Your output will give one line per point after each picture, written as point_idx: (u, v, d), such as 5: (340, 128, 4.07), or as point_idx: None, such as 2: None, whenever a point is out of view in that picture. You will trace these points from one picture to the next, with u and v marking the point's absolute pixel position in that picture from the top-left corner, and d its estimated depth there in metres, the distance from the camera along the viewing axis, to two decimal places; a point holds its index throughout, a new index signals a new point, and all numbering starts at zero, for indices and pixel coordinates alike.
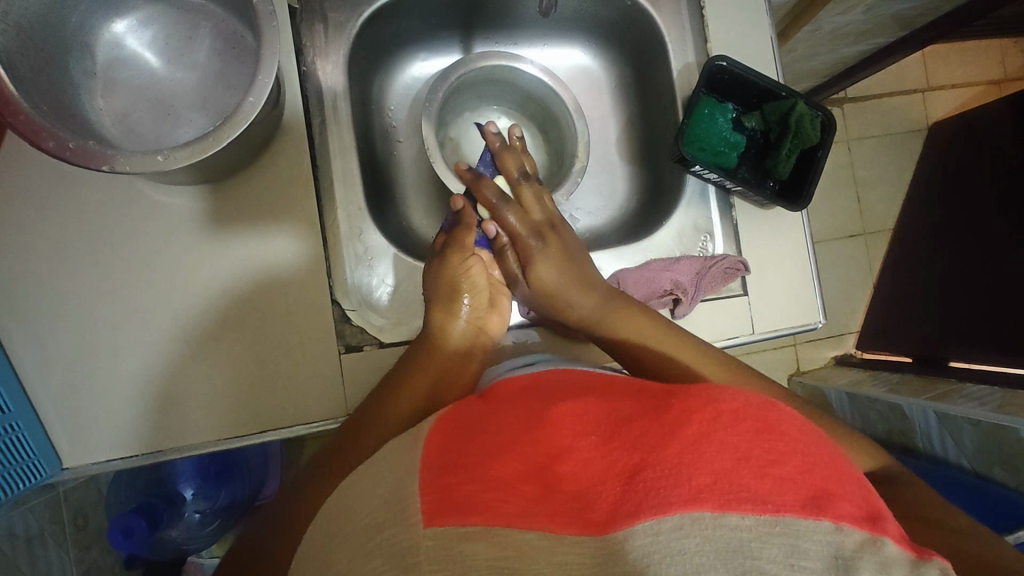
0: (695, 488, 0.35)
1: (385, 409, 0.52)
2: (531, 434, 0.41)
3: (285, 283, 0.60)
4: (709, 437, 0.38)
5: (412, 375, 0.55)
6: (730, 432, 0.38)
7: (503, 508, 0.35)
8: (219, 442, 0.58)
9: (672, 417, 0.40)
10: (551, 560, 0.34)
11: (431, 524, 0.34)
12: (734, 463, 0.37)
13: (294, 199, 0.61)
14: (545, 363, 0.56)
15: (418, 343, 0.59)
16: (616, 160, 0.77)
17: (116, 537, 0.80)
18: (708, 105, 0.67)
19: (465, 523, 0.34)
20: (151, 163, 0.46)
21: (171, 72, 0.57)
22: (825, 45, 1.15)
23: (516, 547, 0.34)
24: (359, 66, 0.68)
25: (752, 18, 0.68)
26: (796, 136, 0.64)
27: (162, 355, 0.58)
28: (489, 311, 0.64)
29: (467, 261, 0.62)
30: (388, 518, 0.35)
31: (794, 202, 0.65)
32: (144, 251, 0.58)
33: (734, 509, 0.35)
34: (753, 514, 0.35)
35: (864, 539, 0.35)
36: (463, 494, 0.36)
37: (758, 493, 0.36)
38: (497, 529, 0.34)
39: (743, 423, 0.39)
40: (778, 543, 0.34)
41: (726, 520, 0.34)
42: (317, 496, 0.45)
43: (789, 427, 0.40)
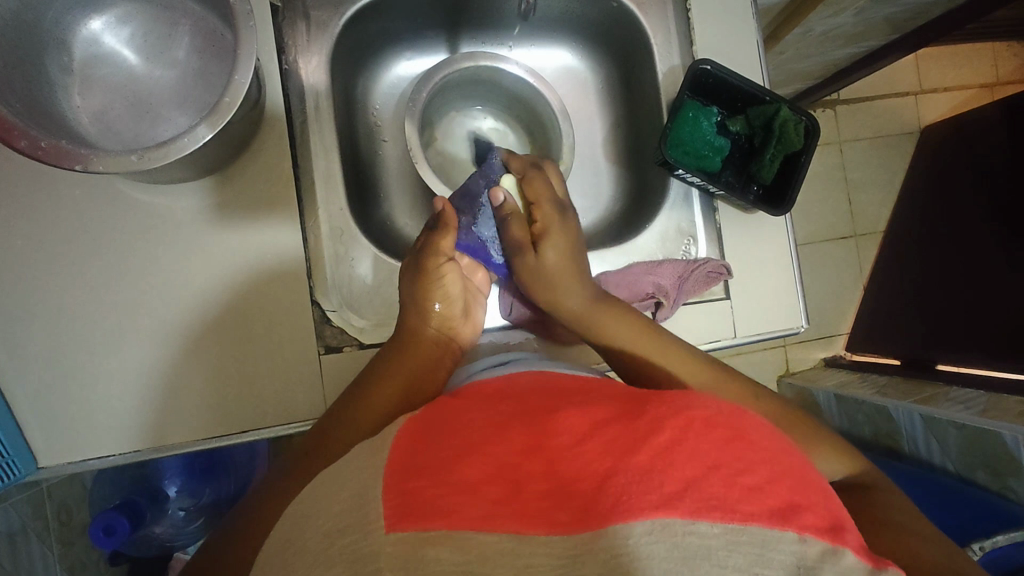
0: (666, 495, 0.35)
1: (355, 410, 0.52)
2: (503, 438, 0.40)
3: (264, 284, 0.59)
4: (681, 444, 0.38)
5: (385, 377, 0.55)
6: (702, 440, 0.39)
7: (470, 511, 0.35)
8: (199, 442, 0.58)
9: (643, 425, 0.40)
10: (516, 564, 0.33)
11: (394, 529, 0.34)
12: (704, 471, 0.37)
13: (274, 199, 0.60)
14: (516, 363, 0.56)
15: (393, 342, 0.59)
16: (601, 161, 0.77)
17: (96, 535, 0.80)
18: (692, 108, 0.66)
19: (428, 528, 0.34)
20: (126, 163, 0.45)
21: (151, 70, 0.56)
22: (816, 46, 1.14)
23: (481, 550, 0.33)
24: (343, 65, 0.68)
25: (737, 21, 0.67)
26: (780, 141, 0.64)
27: (140, 355, 0.58)
28: (461, 320, 0.63)
29: (442, 270, 0.60)
30: (350, 523, 0.35)
31: (776, 207, 0.65)
32: (123, 249, 0.58)
33: (703, 516, 0.35)
34: (723, 522, 0.35)
35: (825, 550, 0.35)
36: (427, 497, 0.35)
37: (727, 501, 0.36)
38: (460, 534, 0.34)
39: (713, 432, 0.39)
40: (744, 551, 0.34)
41: (696, 527, 0.34)
42: (284, 494, 0.45)
43: (756, 437, 0.41)
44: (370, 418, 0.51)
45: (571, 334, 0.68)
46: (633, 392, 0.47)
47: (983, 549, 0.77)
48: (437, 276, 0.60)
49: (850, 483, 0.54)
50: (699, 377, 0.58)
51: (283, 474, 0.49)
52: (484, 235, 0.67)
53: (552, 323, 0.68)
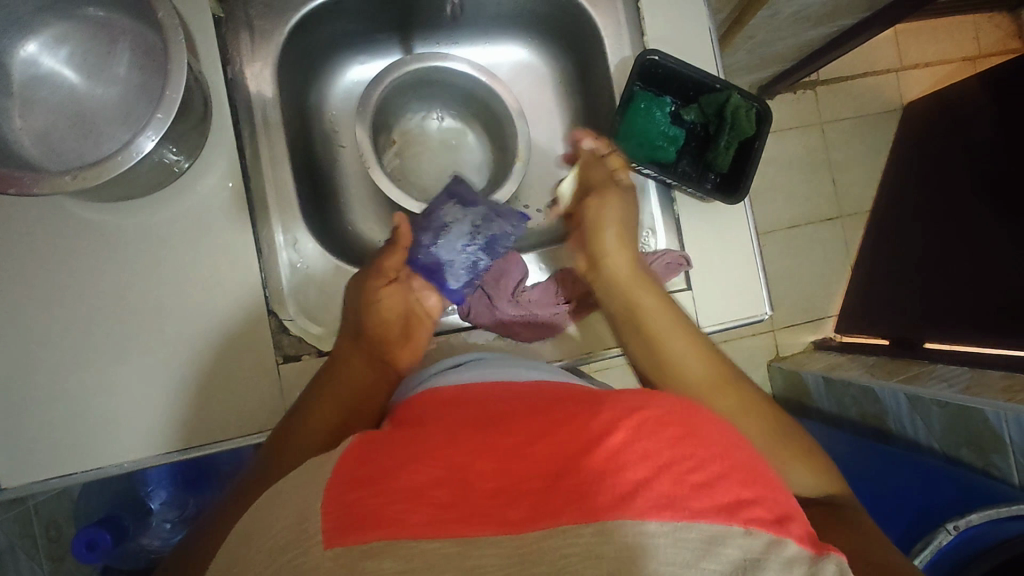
0: (614, 498, 0.35)
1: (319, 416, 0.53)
2: (456, 441, 0.39)
3: (219, 297, 0.60)
4: (632, 444, 0.38)
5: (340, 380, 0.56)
6: (653, 439, 0.38)
7: (416, 518, 0.34)
8: (159, 457, 0.58)
9: (596, 425, 0.39)
10: (462, 565, 0.32)
11: (333, 544, 0.33)
12: (653, 473, 0.37)
13: (225, 211, 0.60)
14: (469, 364, 0.55)
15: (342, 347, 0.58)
16: (562, 156, 0.77)
17: (79, 550, 0.81)
18: (644, 99, 0.65)
19: (373, 539, 0.33)
20: (60, 184, 0.46)
21: (91, 87, 0.56)
22: (785, 28, 1.14)
23: (422, 557, 0.33)
24: (293, 72, 0.68)
25: (687, 9, 0.67)
26: (733, 129, 0.64)
27: (98, 373, 0.58)
28: (400, 343, 0.62)
29: (383, 293, 0.61)
30: (290, 540, 0.34)
31: (731, 196, 0.64)
32: (74, 268, 0.58)
33: (652, 515, 0.35)
34: (671, 521, 0.35)
35: (770, 541, 0.35)
36: (373, 507, 0.34)
37: (675, 499, 0.36)
38: (404, 542, 0.33)
39: (663, 430, 0.39)
40: (688, 546, 0.34)
41: (644, 527, 0.34)
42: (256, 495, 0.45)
43: (709, 431, 0.40)
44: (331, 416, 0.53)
45: (535, 334, 0.64)
46: (591, 394, 0.46)
47: (958, 529, 0.76)
48: (375, 297, 0.60)
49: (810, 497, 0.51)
50: (709, 385, 0.55)
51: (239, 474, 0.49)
52: (443, 256, 0.66)
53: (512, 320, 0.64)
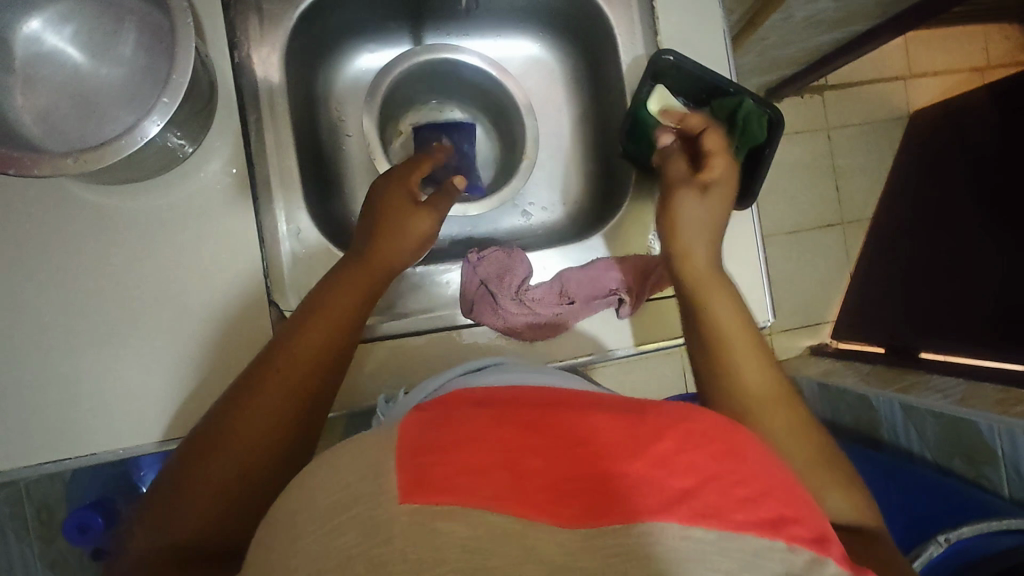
0: (664, 501, 0.32)
1: (254, 419, 0.47)
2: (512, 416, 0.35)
3: (220, 284, 0.59)
4: (683, 451, 0.34)
5: (279, 376, 0.50)
6: (701, 448, 0.35)
7: (479, 487, 0.30)
8: (154, 445, 0.57)
9: (645, 426, 0.35)
10: (518, 545, 0.28)
11: (408, 500, 0.29)
12: (701, 482, 0.33)
13: (228, 197, 0.60)
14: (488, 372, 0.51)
15: (282, 340, 0.52)
16: (570, 153, 0.76)
17: (70, 533, 0.80)
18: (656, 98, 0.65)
19: (448, 503, 0.29)
20: (60, 166, 0.45)
21: (95, 68, 0.55)
22: (797, 32, 1.13)
23: (488, 527, 0.28)
24: (302, 58, 0.66)
25: (703, 10, 0.66)
26: (743, 134, 0.63)
27: (95, 358, 0.57)
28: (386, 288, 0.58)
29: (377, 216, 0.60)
30: (351, 497, 0.29)
31: (740, 201, 0.63)
32: (73, 250, 0.57)
33: (700, 523, 0.31)
34: (716, 531, 0.31)
35: (811, 559, 0.32)
36: (440, 476, 0.30)
37: (722, 509, 0.32)
38: (473, 511, 0.29)
39: (707, 442, 0.35)
40: (734, 556, 0.30)
41: (691, 533, 0.31)
42: (185, 507, 0.43)
43: (750, 447, 0.37)
44: (270, 421, 0.48)
45: (537, 332, 0.63)
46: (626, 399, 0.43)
47: (949, 541, 0.77)
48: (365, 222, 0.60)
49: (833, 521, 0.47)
50: (764, 399, 0.52)
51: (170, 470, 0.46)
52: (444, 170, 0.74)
53: (515, 319, 0.62)
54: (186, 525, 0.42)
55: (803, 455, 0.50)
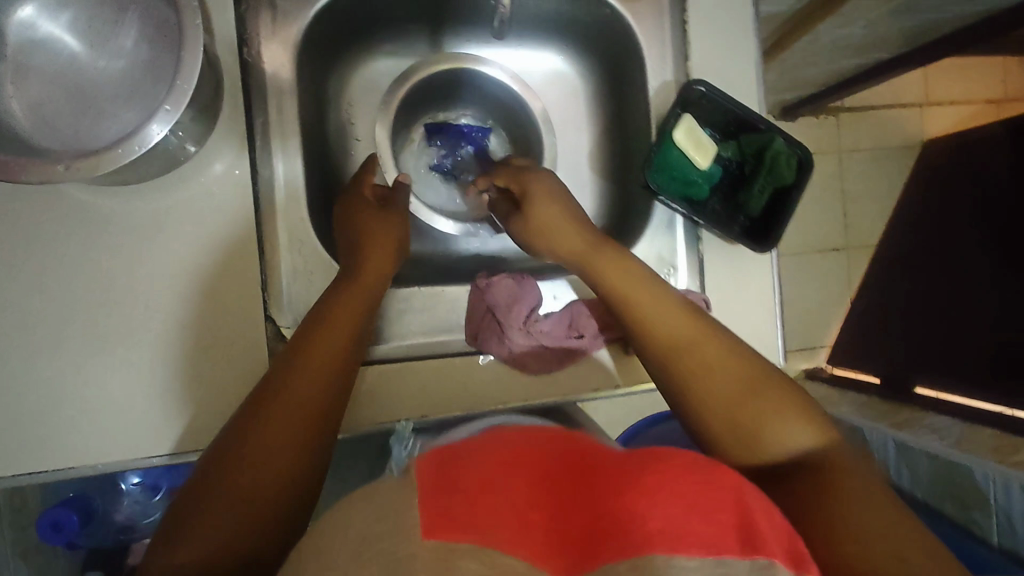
0: (646, 533, 0.27)
1: (263, 444, 0.45)
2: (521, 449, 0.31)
3: (214, 296, 0.56)
4: (657, 479, 0.29)
5: (286, 403, 0.47)
6: (674, 474, 0.30)
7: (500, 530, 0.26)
8: (135, 461, 0.55)
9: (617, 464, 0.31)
10: None
11: (431, 537, 0.25)
12: (679, 508, 0.28)
13: (228, 204, 0.56)
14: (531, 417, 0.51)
15: (282, 366, 0.49)
16: (586, 174, 0.73)
17: (43, 531, 0.78)
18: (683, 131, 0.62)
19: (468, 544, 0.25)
20: (50, 173, 0.42)
21: (93, 59, 0.51)
22: (822, 56, 1.10)
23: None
24: (314, 57, 0.63)
25: (737, 39, 0.63)
26: (770, 173, 0.61)
27: (78, 368, 0.54)
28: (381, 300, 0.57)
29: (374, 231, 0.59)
30: (377, 535, 0.26)
31: (760, 242, 0.61)
32: (60, 251, 0.54)
33: (681, 550, 0.27)
34: (695, 557, 0.27)
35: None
36: (452, 508, 0.27)
37: (696, 531, 0.28)
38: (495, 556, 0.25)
39: (674, 464, 0.31)
40: None
41: (676, 564, 0.26)
42: (208, 519, 0.41)
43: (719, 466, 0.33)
44: (280, 438, 0.46)
45: (543, 366, 0.61)
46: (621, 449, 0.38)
47: None
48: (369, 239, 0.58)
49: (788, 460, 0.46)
50: (684, 344, 0.52)
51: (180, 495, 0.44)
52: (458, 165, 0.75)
53: (520, 351, 0.60)
54: (200, 548, 0.40)
55: (735, 392, 0.49)
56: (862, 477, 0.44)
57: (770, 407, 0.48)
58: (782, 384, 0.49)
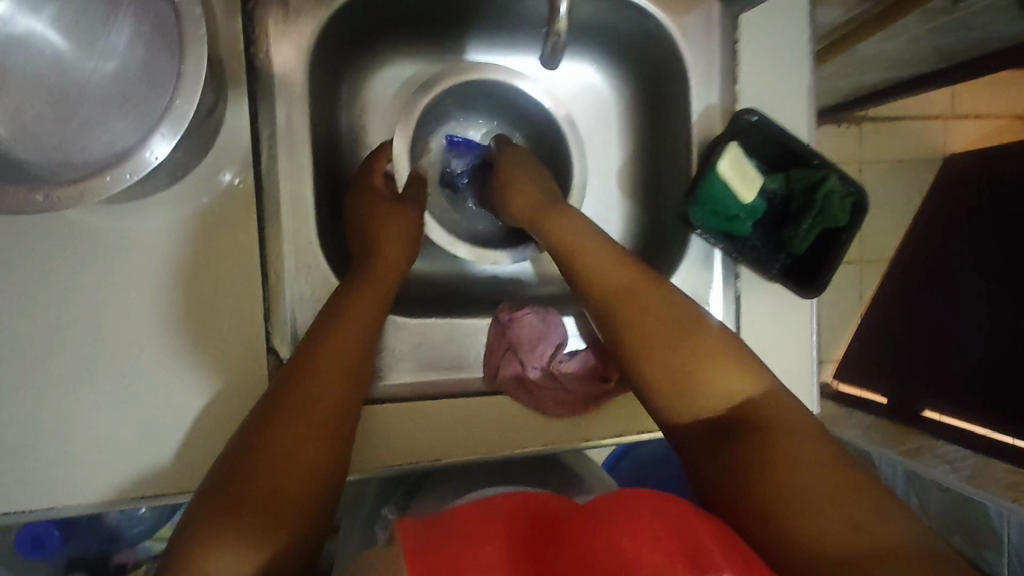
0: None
1: (271, 465, 0.41)
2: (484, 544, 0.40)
3: (211, 326, 0.51)
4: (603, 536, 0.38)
5: (298, 412, 0.43)
6: (621, 528, 0.39)
7: None
8: (121, 503, 0.50)
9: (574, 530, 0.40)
10: None
11: None
12: (622, 549, 0.37)
13: (229, 225, 0.51)
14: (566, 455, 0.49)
15: (291, 372, 0.46)
16: (615, 195, 0.69)
17: (23, 545, 0.74)
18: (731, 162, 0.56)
19: None
20: (28, 204, 0.37)
21: (81, 60, 0.45)
22: (857, 68, 1.04)
23: None
24: (328, 60, 0.57)
25: (789, 65, 0.58)
26: (821, 213, 0.56)
27: (60, 400, 0.49)
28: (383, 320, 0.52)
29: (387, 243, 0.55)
30: None
31: (805, 286, 0.57)
32: (41, 272, 0.49)
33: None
34: None
35: None
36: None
37: (640, 561, 0.36)
38: None
39: (625, 523, 0.39)
40: None
41: None
42: (227, 548, 0.37)
43: (664, 513, 0.41)
44: (303, 458, 0.42)
45: (564, 410, 0.56)
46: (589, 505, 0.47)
47: None
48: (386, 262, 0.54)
49: (723, 412, 0.46)
50: (624, 292, 0.51)
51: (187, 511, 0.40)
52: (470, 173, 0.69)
53: (540, 393, 0.56)
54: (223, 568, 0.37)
55: (672, 342, 0.48)
56: (794, 421, 0.45)
57: (704, 357, 0.47)
58: (729, 340, 0.49)
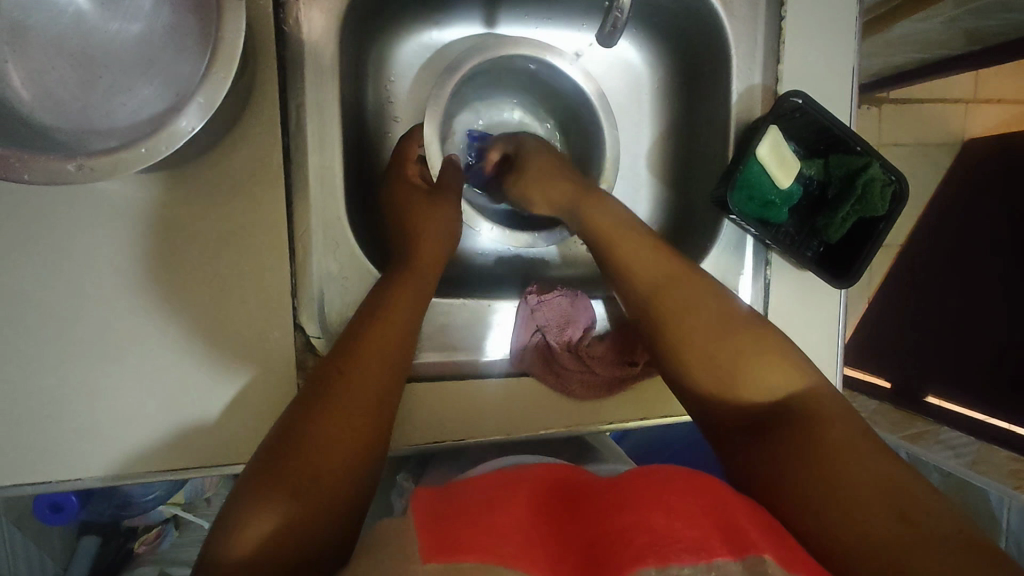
0: (636, 554, 0.31)
1: (317, 441, 0.40)
2: (503, 506, 0.37)
3: (239, 301, 0.50)
4: (629, 517, 0.35)
5: (343, 396, 0.43)
6: (644, 508, 0.36)
7: (497, 548, 0.32)
8: (146, 477, 0.49)
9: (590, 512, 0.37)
10: None
11: (432, 560, 0.31)
12: (653, 528, 0.34)
13: (258, 198, 0.49)
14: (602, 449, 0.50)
15: (337, 361, 0.45)
16: (644, 176, 0.67)
17: (42, 509, 0.74)
18: (774, 147, 0.55)
19: (465, 558, 0.31)
20: (58, 173, 0.37)
21: (104, 21, 0.43)
22: (887, 48, 1.02)
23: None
24: (357, 27, 0.55)
25: (831, 48, 0.57)
26: (860, 202, 0.54)
27: (88, 373, 0.48)
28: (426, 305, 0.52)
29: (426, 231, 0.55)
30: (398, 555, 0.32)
31: (838, 276, 0.56)
32: (65, 242, 0.47)
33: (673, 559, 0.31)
34: (688, 559, 0.32)
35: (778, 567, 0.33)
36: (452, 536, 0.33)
37: (676, 539, 0.33)
38: (488, 564, 0.31)
39: (648, 502, 0.36)
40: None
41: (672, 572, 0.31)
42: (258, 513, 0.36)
43: (679, 489, 0.38)
44: (350, 433, 0.41)
45: (590, 393, 0.56)
46: (591, 483, 0.44)
47: None
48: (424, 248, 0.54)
49: (760, 407, 0.45)
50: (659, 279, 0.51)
51: (230, 496, 0.38)
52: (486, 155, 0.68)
53: (567, 376, 0.56)
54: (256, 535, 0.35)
55: (707, 330, 0.47)
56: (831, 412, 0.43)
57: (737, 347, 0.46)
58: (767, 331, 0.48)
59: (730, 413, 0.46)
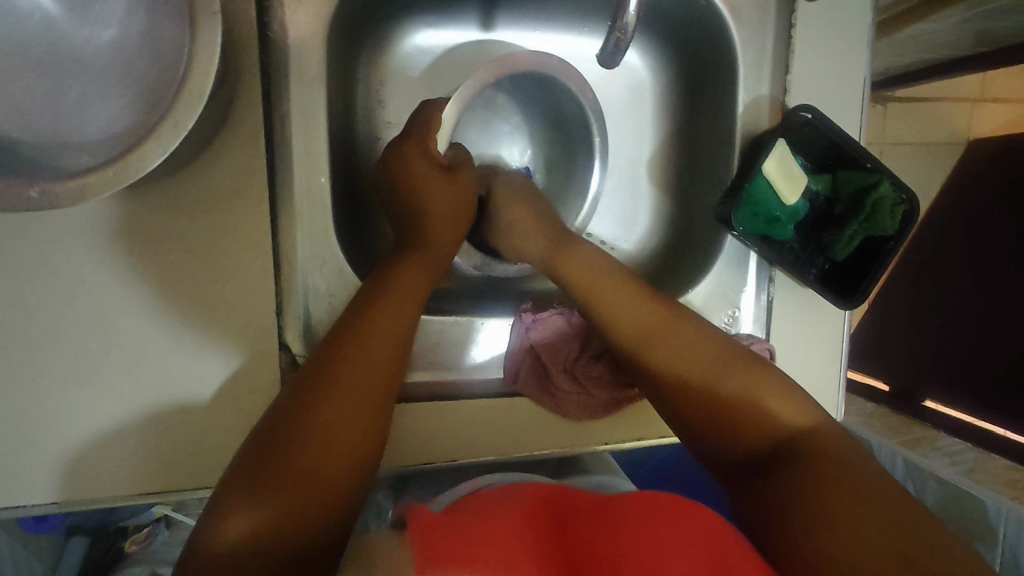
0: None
1: (310, 437, 0.38)
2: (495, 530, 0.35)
3: (220, 319, 0.48)
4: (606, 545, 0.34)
5: (337, 389, 0.40)
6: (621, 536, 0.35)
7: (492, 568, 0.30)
8: (123, 501, 0.47)
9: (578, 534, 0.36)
10: None
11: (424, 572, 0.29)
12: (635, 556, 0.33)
13: (241, 212, 0.47)
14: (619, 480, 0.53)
15: (335, 344, 0.42)
16: (644, 185, 0.64)
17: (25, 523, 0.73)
18: (776, 171, 0.53)
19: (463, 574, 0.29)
20: (21, 198, 0.35)
21: (74, 26, 0.40)
22: (896, 49, 0.99)
23: None
24: (346, 30, 0.53)
25: (841, 58, 0.54)
26: (868, 219, 0.53)
27: (61, 394, 0.46)
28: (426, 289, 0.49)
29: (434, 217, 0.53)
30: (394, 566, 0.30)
31: (844, 296, 0.54)
32: (39, 259, 0.45)
33: None
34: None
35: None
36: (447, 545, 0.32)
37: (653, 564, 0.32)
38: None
39: (625, 529, 0.35)
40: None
41: None
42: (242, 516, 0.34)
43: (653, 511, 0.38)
44: (342, 428, 0.39)
45: (586, 414, 0.54)
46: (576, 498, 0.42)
47: None
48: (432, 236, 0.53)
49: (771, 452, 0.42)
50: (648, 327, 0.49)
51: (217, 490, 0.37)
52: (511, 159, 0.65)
53: (562, 396, 0.54)
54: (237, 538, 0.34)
55: (701, 379, 0.46)
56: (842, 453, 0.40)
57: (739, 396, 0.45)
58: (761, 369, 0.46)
59: (742, 452, 0.44)
